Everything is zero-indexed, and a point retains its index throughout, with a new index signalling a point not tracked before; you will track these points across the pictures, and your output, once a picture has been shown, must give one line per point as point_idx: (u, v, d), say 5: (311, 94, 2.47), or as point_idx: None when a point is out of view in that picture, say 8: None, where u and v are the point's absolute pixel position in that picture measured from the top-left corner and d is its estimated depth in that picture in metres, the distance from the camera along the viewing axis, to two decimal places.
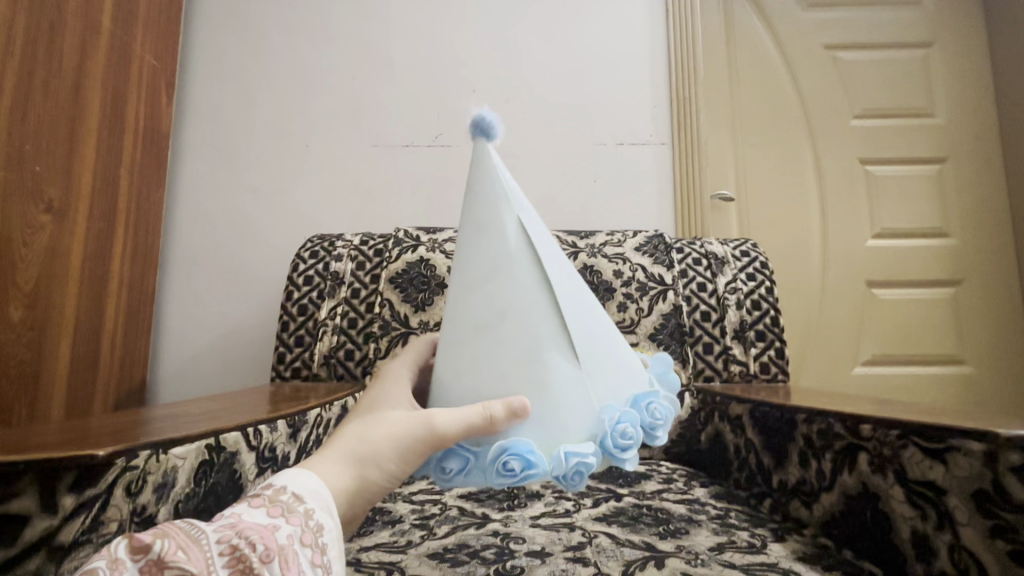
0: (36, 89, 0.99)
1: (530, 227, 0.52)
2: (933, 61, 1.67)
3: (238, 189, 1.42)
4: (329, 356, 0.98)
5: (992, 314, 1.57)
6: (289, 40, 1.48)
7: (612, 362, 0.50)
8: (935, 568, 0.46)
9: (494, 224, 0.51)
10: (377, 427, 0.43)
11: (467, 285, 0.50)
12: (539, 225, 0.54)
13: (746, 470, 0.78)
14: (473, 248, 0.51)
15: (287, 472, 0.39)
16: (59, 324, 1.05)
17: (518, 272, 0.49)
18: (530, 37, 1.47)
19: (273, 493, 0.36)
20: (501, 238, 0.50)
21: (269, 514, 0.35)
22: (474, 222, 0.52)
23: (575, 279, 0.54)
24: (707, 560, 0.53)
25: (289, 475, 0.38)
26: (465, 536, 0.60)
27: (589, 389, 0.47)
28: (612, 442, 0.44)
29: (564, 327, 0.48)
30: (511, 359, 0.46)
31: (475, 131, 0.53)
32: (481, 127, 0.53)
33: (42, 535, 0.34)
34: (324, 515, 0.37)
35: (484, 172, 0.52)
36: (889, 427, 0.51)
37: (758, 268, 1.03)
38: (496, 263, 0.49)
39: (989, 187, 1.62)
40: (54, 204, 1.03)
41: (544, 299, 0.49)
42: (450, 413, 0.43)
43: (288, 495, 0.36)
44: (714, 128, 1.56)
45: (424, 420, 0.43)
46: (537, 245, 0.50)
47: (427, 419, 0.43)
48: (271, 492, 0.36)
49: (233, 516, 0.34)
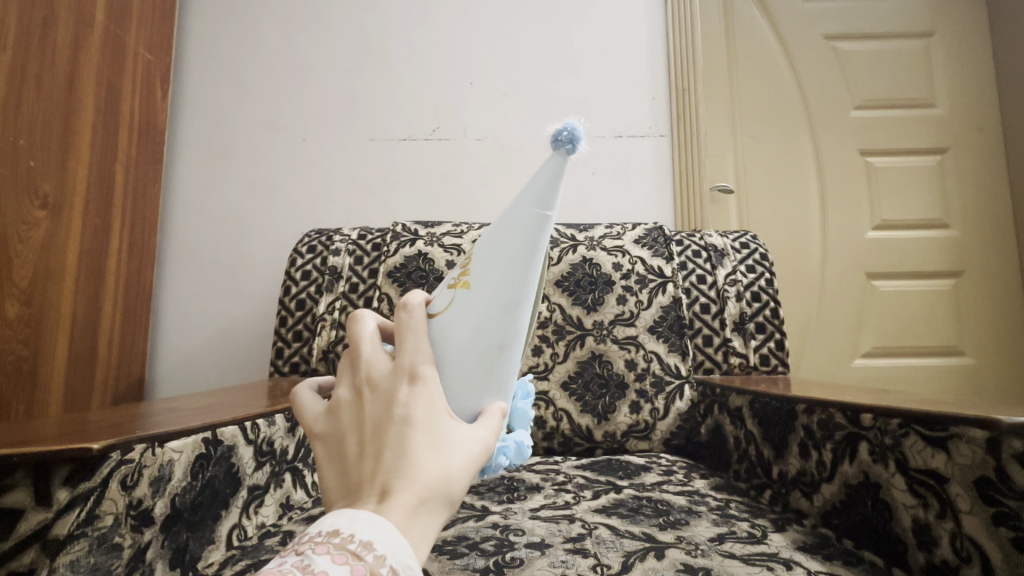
0: (28, 83, 0.98)
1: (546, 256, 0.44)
2: (934, 50, 1.66)
3: (233, 184, 1.41)
4: (328, 351, 0.97)
5: (994, 305, 1.57)
6: (285, 33, 1.46)
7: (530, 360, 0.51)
8: (937, 556, 0.45)
9: (538, 228, 0.40)
10: (452, 451, 0.29)
11: (487, 289, 0.39)
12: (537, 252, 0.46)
13: (746, 462, 0.77)
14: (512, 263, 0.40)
15: (381, 523, 0.26)
16: (55, 321, 1.04)
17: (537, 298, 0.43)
18: (527, 29, 1.46)
19: (375, 567, 0.24)
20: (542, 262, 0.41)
21: None
22: (516, 227, 0.40)
23: None
24: (707, 551, 0.53)
25: (389, 529, 0.26)
26: (464, 528, 0.60)
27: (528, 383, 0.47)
28: None
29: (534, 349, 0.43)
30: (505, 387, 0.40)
31: (566, 143, 0.39)
32: (566, 141, 0.39)
33: (35, 529, 0.34)
34: None
35: (547, 174, 0.40)
36: (889, 416, 0.50)
37: (758, 259, 1.02)
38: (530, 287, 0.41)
39: (990, 178, 1.61)
40: (49, 199, 1.03)
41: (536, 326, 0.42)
42: (493, 430, 0.33)
43: (390, 571, 0.25)
44: (714, 119, 1.55)
45: (481, 438, 0.32)
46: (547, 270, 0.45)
47: (483, 437, 0.32)
48: (373, 562, 0.25)
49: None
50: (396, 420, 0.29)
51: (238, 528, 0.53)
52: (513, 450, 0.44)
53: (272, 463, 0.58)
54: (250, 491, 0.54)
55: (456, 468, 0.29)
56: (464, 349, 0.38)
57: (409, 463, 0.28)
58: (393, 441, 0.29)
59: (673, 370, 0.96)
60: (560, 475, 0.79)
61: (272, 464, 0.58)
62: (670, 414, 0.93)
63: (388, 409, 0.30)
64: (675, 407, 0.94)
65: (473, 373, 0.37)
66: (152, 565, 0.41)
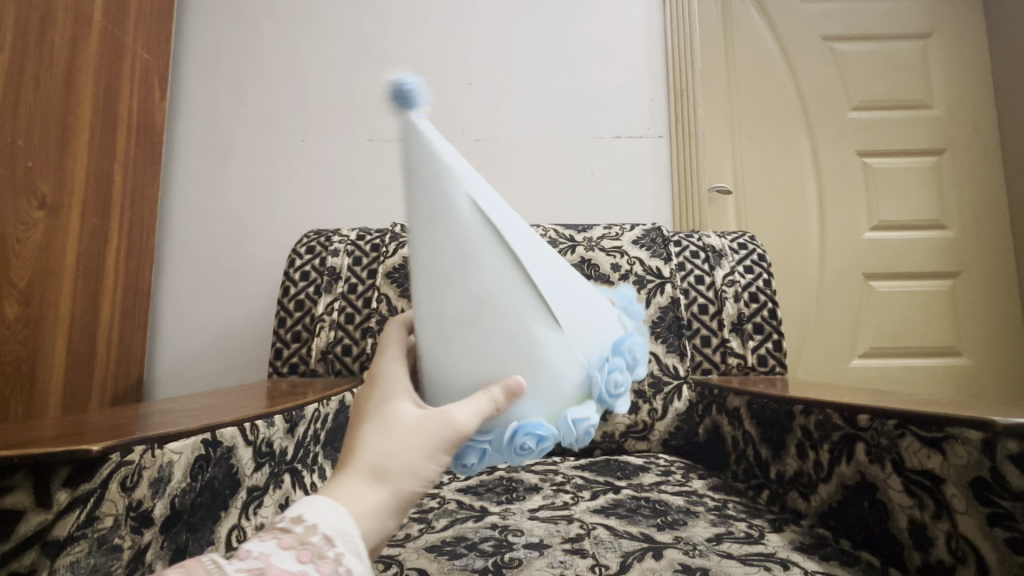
0: (26, 83, 0.98)
1: (484, 212, 0.44)
2: (931, 51, 1.67)
3: (231, 184, 1.41)
4: (326, 351, 0.98)
5: (990, 305, 1.58)
6: (284, 33, 1.46)
7: (591, 321, 0.47)
8: (932, 556, 0.46)
9: (430, 210, 0.43)
10: (396, 436, 0.35)
11: (423, 276, 0.43)
12: (495, 206, 0.46)
13: (744, 463, 0.78)
14: (425, 244, 0.44)
15: (316, 504, 0.31)
16: (54, 321, 1.04)
17: (484, 260, 0.43)
18: (525, 31, 1.46)
19: (306, 533, 0.29)
20: (454, 228, 0.43)
21: (298, 558, 0.28)
22: (413, 207, 0.44)
23: (554, 267, 0.47)
24: (704, 551, 0.54)
25: (322, 507, 0.31)
26: (463, 529, 0.60)
27: (571, 348, 0.44)
28: (606, 387, 0.44)
29: (533, 286, 0.44)
30: (501, 338, 0.42)
31: (397, 99, 0.44)
32: (401, 95, 0.44)
33: (35, 530, 0.34)
34: (355, 562, 0.30)
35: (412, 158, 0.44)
36: (885, 417, 0.51)
37: (756, 260, 1.03)
38: (457, 256, 0.43)
39: (986, 179, 1.62)
40: (47, 200, 1.03)
41: (511, 265, 0.44)
42: (467, 410, 0.38)
43: (321, 536, 0.30)
44: (712, 121, 1.56)
45: (443, 420, 0.36)
46: (493, 223, 0.44)
47: (446, 417, 0.37)
48: (304, 531, 0.30)
49: (261, 557, 0.28)
50: (359, 421, 0.37)
51: (238, 529, 0.53)
52: (544, 432, 0.42)
53: (272, 464, 0.58)
54: (250, 491, 0.54)
55: (399, 449, 0.34)
56: (427, 339, 0.43)
57: (357, 450, 0.35)
58: (354, 436, 0.36)
59: (671, 371, 0.96)
60: (559, 476, 0.79)
61: (272, 465, 0.58)
62: (668, 415, 0.93)
63: (358, 414, 0.38)
64: (674, 407, 0.94)
65: (440, 357, 0.43)
66: (152, 566, 0.42)
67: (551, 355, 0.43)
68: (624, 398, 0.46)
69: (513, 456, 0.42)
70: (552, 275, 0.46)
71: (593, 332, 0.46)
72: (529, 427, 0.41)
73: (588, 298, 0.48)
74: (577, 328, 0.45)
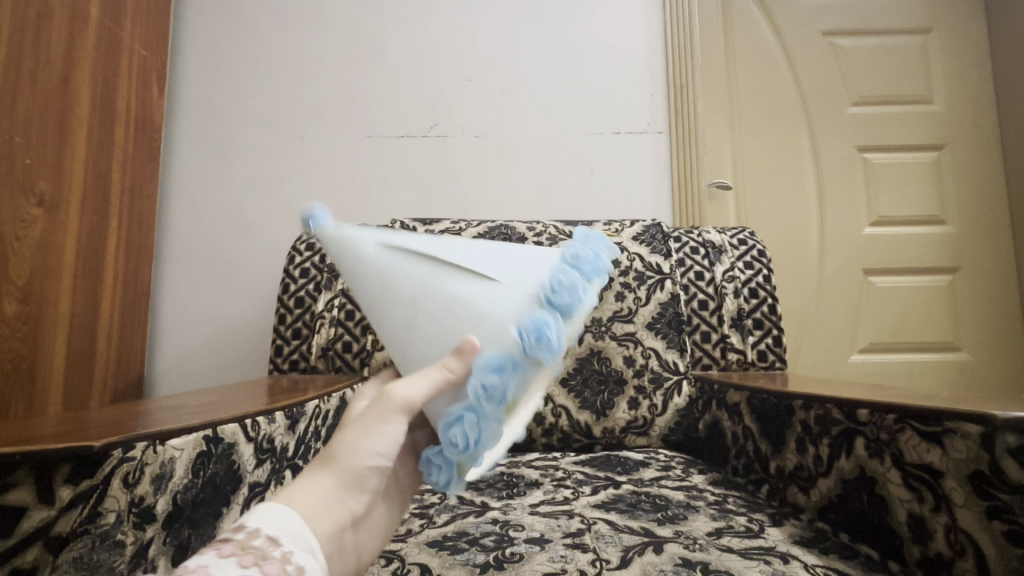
0: (22, 80, 0.98)
1: (390, 241, 0.46)
2: (931, 46, 1.66)
3: (231, 181, 1.41)
4: (327, 348, 0.98)
5: (988, 300, 1.58)
6: (282, 29, 1.46)
7: (535, 264, 0.45)
8: (932, 550, 0.46)
9: (352, 273, 0.46)
10: (349, 428, 0.41)
11: (379, 320, 0.46)
12: (406, 233, 0.48)
13: (743, 458, 0.78)
14: (363, 296, 0.46)
15: (259, 514, 0.35)
16: (53, 319, 1.04)
17: (400, 272, 0.44)
18: (524, 26, 1.45)
19: (247, 540, 0.33)
20: (366, 267, 0.45)
21: (240, 564, 0.32)
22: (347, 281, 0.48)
23: (484, 244, 0.47)
24: (705, 545, 0.54)
25: (264, 515, 0.35)
26: (464, 524, 0.60)
27: (513, 292, 0.42)
28: (548, 291, 0.41)
29: (458, 268, 0.44)
30: (448, 322, 0.42)
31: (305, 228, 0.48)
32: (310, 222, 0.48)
33: (37, 526, 0.34)
34: (302, 556, 0.34)
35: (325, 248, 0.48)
36: (886, 412, 0.51)
37: (756, 255, 1.03)
38: (382, 287, 0.45)
39: (986, 174, 1.62)
40: (45, 197, 1.02)
41: (434, 266, 0.44)
42: (406, 381, 0.40)
43: (262, 539, 0.34)
44: (712, 116, 1.55)
45: (384, 396, 0.41)
46: (398, 242, 0.45)
47: (389, 396, 0.41)
48: (245, 539, 0.33)
49: (198, 570, 0.31)
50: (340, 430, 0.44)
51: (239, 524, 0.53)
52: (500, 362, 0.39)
53: (274, 460, 0.58)
54: (252, 487, 0.54)
55: (347, 436, 0.41)
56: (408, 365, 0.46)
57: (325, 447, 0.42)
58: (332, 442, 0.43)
59: (671, 367, 0.96)
60: (559, 471, 0.80)
61: (274, 461, 0.58)
62: (668, 410, 0.94)
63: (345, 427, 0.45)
64: (674, 403, 0.94)
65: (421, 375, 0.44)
66: (154, 562, 0.42)
67: (495, 309, 0.42)
68: (576, 290, 0.42)
69: (484, 401, 0.38)
70: (478, 252, 0.46)
71: (533, 270, 0.44)
72: (481, 365, 0.39)
73: (532, 250, 0.47)
74: (517, 275, 0.44)
